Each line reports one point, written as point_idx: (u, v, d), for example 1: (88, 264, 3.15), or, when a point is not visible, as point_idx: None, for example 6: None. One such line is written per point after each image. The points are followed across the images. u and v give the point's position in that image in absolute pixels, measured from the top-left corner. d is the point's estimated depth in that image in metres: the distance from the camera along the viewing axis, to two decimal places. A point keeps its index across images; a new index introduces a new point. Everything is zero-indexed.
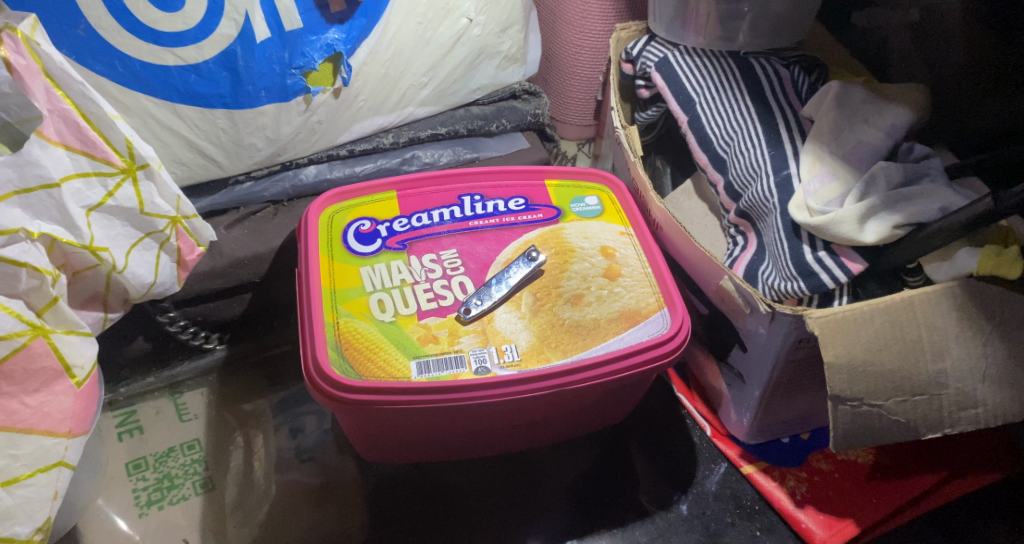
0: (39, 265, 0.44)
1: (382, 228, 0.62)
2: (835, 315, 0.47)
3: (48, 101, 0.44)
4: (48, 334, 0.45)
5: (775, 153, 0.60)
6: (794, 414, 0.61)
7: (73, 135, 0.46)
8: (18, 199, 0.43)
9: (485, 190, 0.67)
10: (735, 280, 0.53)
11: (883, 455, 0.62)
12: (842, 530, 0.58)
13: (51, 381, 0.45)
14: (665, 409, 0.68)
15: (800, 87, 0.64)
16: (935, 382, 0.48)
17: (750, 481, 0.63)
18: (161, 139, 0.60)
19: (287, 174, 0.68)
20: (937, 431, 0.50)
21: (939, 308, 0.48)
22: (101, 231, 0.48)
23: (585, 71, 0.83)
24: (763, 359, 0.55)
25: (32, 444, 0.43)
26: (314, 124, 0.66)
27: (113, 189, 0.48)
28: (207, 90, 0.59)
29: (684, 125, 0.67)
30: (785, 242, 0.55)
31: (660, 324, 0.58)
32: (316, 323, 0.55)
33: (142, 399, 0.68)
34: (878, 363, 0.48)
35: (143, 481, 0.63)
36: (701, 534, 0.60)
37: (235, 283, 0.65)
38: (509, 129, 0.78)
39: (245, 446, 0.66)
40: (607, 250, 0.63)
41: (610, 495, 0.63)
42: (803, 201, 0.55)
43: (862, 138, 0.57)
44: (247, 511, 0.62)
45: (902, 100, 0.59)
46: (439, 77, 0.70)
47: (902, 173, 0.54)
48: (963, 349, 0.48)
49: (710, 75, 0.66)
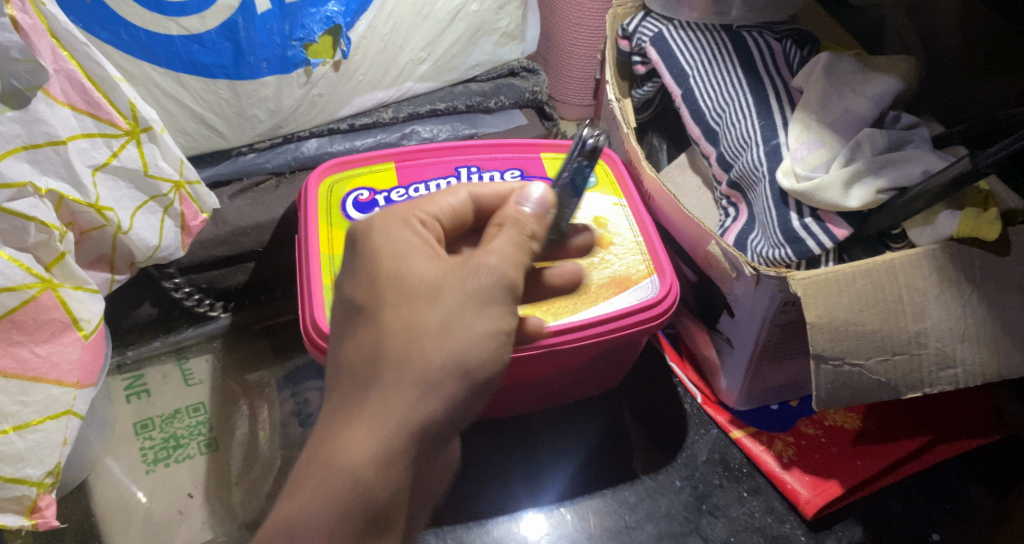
0: (46, 220, 0.46)
1: (380, 197, 0.64)
2: (818, 276, 0.48)
3: (54, 61, 0.46)
4: (56, 288, 0.47)
5: (765, 123, 0.61)
6: (783, 380, 0.62)
7: (78, 96, 0.48)
8: (26, 154, 0.46)
9: (481, 162, 0.68)
10: (722, 245, 0.54)
11: (868, 420, 0.63)
12: (826, 490, 0.59)
13: (60, 332, 0.48)
14: (656, 377, 0.69)
15: (792, 60, 0.64)
16: (915, 341, 0.50)
17: (738, 445, 0.64)
18: (165, 108, 0.62)
19: (288, 147, 0.70)
20: (917, 391, 0.51)
21: (920, 270, 0.49)
22: (106, 192, 0.51)
23: (584, 50, 0.84)
24: (749, 323, 0.56)
25: (43, 393, 0.47)
26: (315, 97, 0.67)
27: (117, 150, 0.51)
28: (210, 60, 0.60)
29: (678, 98, 0.67)
30: (773, 210, 0.56)
31: (649, 289, 0.59)
32: (315, 286, 0.57)
33: (149, 363, 0.70)
34: (859, 323, 0.49)
35: (149, 440, 0.66)
36: (690, 496, 0.62)
37: (238, 252, 0.67)
38: (507, 105, 0.79)
39: (250, 414, 0.68)
40: (600, 220, 0.64)
41: (604, 458, 0.64)
42: (790, 167, 0.56)
43: (850, 106, 0.58)
44: (249, 477, 0.64)
45: (891, 70, 0.60)
46: (437, 52, 0.72)
47: (886, 140, 0.55)
48: (942, 309, 0.49)
49: (703, 49, 0.67)
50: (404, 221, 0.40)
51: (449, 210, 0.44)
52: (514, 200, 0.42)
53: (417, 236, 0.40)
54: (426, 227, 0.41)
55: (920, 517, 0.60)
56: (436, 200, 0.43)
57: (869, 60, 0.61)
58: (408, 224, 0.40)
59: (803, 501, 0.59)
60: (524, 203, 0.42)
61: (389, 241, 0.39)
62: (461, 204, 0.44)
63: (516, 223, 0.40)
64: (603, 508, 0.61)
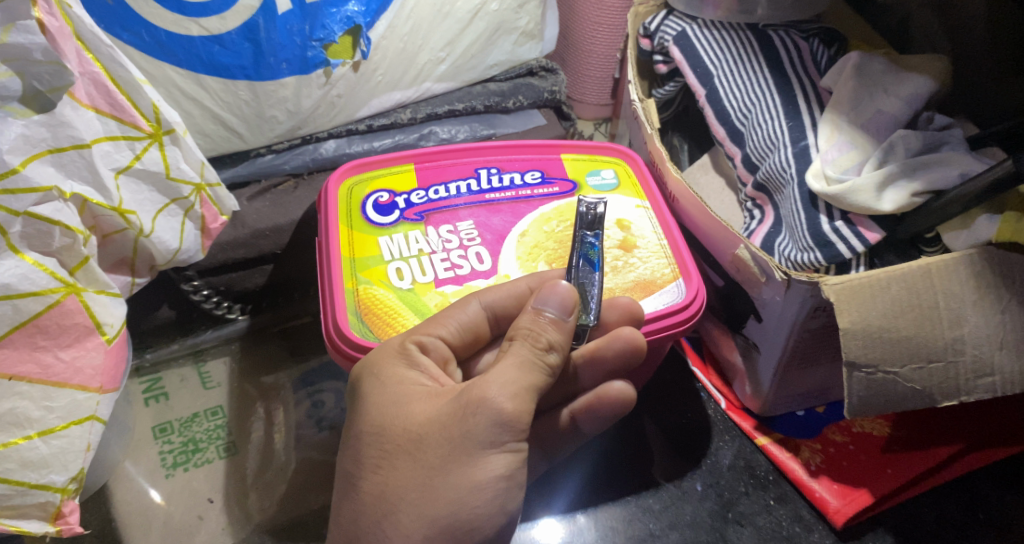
0: (70, 224, 0.46)
1: (400, 199, 0.64)
2: (851, 282, 0.47)
3: (79, 64, 0.46)
4: (79, 292, 0.47)
5: (793, 124, 0.60)
6: (810, 386, 0.61)
7: (102, 99, 0.48)
8: (52, 158, 0.45)
9: (501, 164, 0.67)
10: (751, 249, 0.53)
11: (898, 427, 0.62)
12: (856, 499, 0.58)
13: (84, 337, 0.47)
14: (677, 382, 0.68)
15: (819, 60, 0.63)
16: (952, 348, 0.48)
17: (764, 452, 0.63)
18: (185, 109, 0.61)
19: (307, 148, 0.69)
20: (953, 399, 0.49)
21: (957, 275, 0.48)
22: (129, 195, 0.50)
23: (603, 49, 0.83)
24: (778, 329, 0.55)
25: (66, 398, 0.46)
26: (334, 98, 0.67)
27: (140, 153, 0.50)
28: (230, 60, 0.60)
29: (702, 98, 0.66)
30: (802, 213, 0.55)
31: (675, 294, 0.58)
32: (336, 290, 0.56)
33: (167, 366, 0.70)
34: (894, 329, 0.48)
35: (168, 444, 0.65)
36: (715, 503, 0.61)
37: (257, 254, 0.66)
38: (526, 106, 0.78)
39: (266, 417, 0.68)
40: (623, 222, 0.64)
41: (626, 464, 0.63)
42: (820, 170, 0.55)
43: (881, 107, 0.57)
44: (267, 481, 0.63)
45: (923, 69, 0.58)
46: (456, 52, 0.71)
47: (921, 142, 0.54)
48: (980, 316, 0.48)
49: (728, 48, 0.65)
50: (403, 347, 0.46)
51: (458, 326, 0.48)
52: (531, 309, 0.44)
53: (423, 370, 0.45)
54: (427, 357, 0.46)
55: (950, 527, 0.59)
56: (442, 323, 0.48)
57: (900, 59, 0.60)
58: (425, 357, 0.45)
59: (832, 510, 0.58)
60: (543, 307, 0.44)
61: (392, 372, 0.45)
62: (473, 316, 0.49)
63: (528, 335, 0.43)
64: (626, 516, 0.60)
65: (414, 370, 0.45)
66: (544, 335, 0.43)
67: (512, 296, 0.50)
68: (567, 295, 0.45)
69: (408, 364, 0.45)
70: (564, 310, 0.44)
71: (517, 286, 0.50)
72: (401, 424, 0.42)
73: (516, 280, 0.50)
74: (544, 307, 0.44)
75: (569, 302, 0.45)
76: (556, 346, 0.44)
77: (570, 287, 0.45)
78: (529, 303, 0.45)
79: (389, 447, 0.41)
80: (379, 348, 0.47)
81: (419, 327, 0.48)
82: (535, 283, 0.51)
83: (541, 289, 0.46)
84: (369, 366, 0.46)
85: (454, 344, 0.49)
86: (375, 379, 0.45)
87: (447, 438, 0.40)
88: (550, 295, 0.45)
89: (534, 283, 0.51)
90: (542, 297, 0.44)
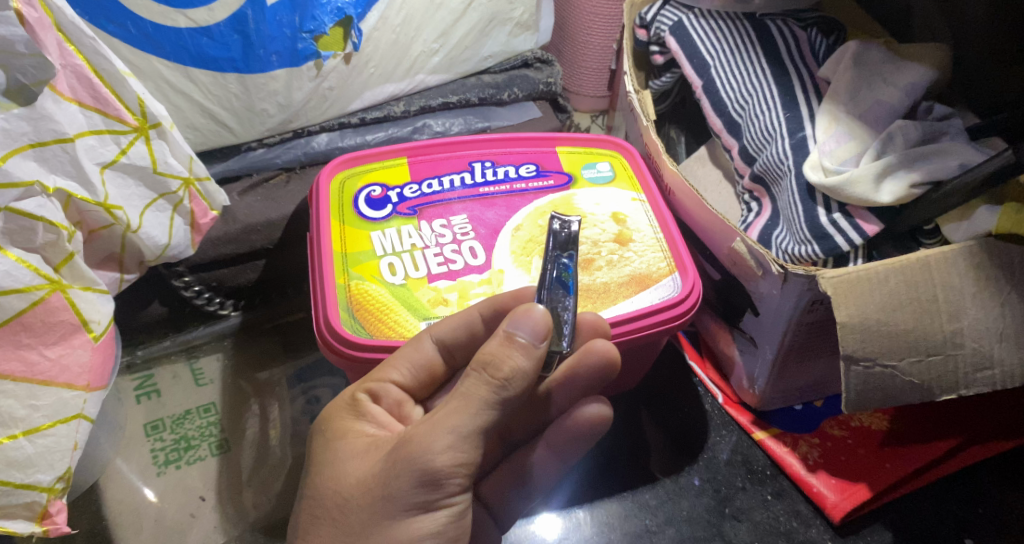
0: (54, 220, 0.45)
1: (393, 194, 0.63)
2: (849, 275, 0.47)
3: (61, 56, 0.45)
4: (64, 290, 0.46)
5: (790, 115, 0.59)
6: (807, 380, 0.61)
7: (85, 92, 0.47)
8: (34, 152, 0.44)
9: (495, 157, 0.66)
10: (748, 242, 0.52)
11: (896, 420, 0.62)
12: (854, 494, 0.58)
13: (70, 334, 0.47)
14: (674, 377, 0.68)
15: (817, 50, 0.62)
16: (951, 342, 0.48)
17: (762, 447, 0.62)
18: (174, 103, 0.60)
19: (298, 142, 0.69)
20: (952, 393, 0.49)
21: (956, 267, 0.47)
22: (115, 190, 0.50)
23: (599, 40, 0.82)
24: (775, 322, 0.54)
25: (52, 396, 0.46)
26: (325, 90, 0.66)
27: (126, 147, 0.50)
28: (219, 53, 0.59)
29: (698, 89, 0.65)
30: (799, 205, 0.54)
31: (670, 288, 0.58)
32: (328, 286, 0.56)
33: (158, 362, 0.69)
34: (892, 323, 0.47)
35: (160, 442, 0.65)
36: (712, 499, 0.60)
37: (248, 249, 0.65)
38: (521, 98, 0.77)
39: (260, 414, 0.67)
40: (619, 215, 0.63)
41: (621, 460, 0.63)
42: (818, 161, 0.55)
43: (880, 97, 0.56)
44: (260, 479, 0.63)
45: (923, 58, 0.57)
46: (450, 43, 0.70)
47: (920, 132, 0.53)
48: (980, 308, 0.47)
49: (725, 38, 0.64)
50: (353, 399, 0.47)
51: (411, 367, 0.48)
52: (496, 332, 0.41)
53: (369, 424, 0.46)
54: (379, 406, 0.47)
55: (949, 521, 0.58)
56: (394, 366, 0.48)
57: (900, 49, 0.59)
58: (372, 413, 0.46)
59: (830, 505, 0.58)
60: (511, 332, 0.41)
61: (341, 425, 0.46)
62: (427, 355, 0.48)
63: (489, 364, 0.40)
64: (622, 511, 0.60)
65: (365, 422, 0.46)
66: (507, 361, 0.40)
67: (462, 328, 0.49)
68: (538, 320, 0.41)
69: (358, 416, 0.46)
70: (535, 338, 0.41)
71: (468, 316, 0.49)
72: (325, 483, 0.43)
73: (470, 309, 0.49)
74: (516, 332, 0.41)
75: (540, 329, 0.41)
76: (520, 372, 0.40)
77: (540, 309, 0.42)
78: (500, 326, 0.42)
79: (319, 512, 0.43)
80: (335, 401, 0.48)
81: (373, 372, 0.48)
82: (488, 310, 0.49)
83: (514, 311, 0.42)
84: (324, 420, 0.48)
85: (411, 385, 0.49)
86: (325, 436, 0.47)
87: (370, 501, 0.41)
88: (521, 319, 0.41)
89: (488, 310, 0.49)
90: (514, 321, 0.41)
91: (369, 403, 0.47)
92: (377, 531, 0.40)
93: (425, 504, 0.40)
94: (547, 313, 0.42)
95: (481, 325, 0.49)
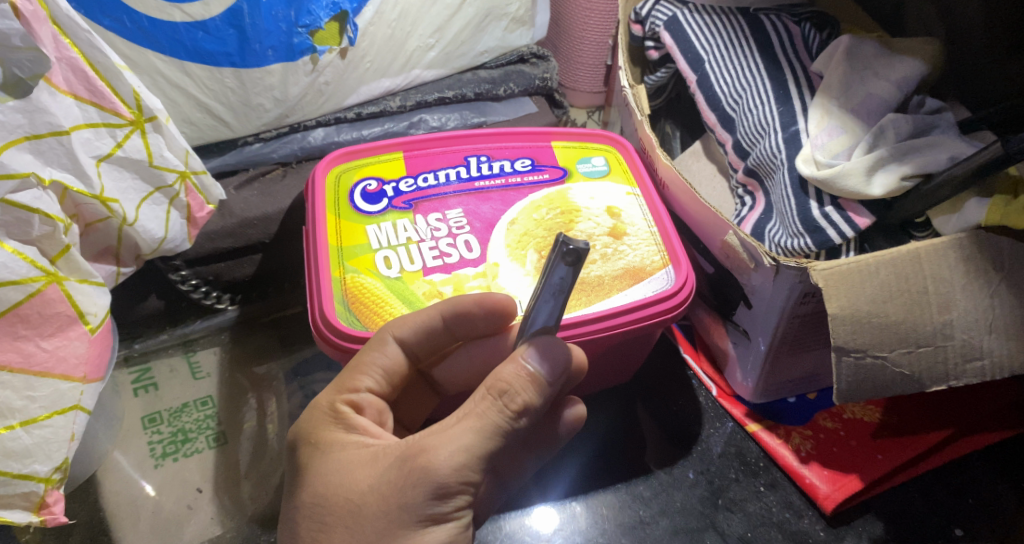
0: (50, 213, 0.46)
1: (388, 188, 0.63)
2: (840, 267, 0.47)
3: (56, 49, 0.45)
4: (61, 282, 0.47)
5: (784, 109, 0.59)
6: (800, 372, 0.61)
7: (81, 85, 0.47)
8: (30, 145, 0.45)
9: (491, 151, 0.67)
10: (740, 235, 0.52)
11: (889, 412, 0.62)
12: (845, 485, 0.58)
13: (67, 326, 0.47)
14: (668, 370, 0.68)
15: (811, 44, 0.63)
16: (941, 333, 0.48)
17: (755, 439, 0.63)
18: (170, 97, 0.61)
19: (295, 137, 0.69)
20: (942, 384, 0.49)
21: (946, 259, 0.48)
22: (111, 183, 0.50)
23: (595, 36, 0.83)
24: (768, 315, 0.54)
25: (49, 387, 0.46)
26: (321, 85, 0.66)
27: (121, 140, 0.50)
28: (215, 47, 0.59)
29: (693, 84, 0.65)
30: (792, 199, 0.55)
31: (664, 281, 0.58)
32: (323, 280, 0.56)
33: (156, 356, 0.70)
34: (883, 315, 0.47)
35: (157, 435, 0.65)
36: (705, 490, 0.61)
37: (245, 243, 0.66)
38: (517, 93, 0.77)
39: (257, 407, 0.67)
40: (613, 209, 0.63)
41: (615, 452, 0.63)
42: (810, 154, 0.55)
43: (872, 91, 0.56)
44: (258, 472, 0.63)
45: (916, 51, 0.58)
46: (445, 38, 0.70)
47: (911, 125, 0.53)
48: (969, 300, 0.48)
49: (719, 33, 0.65)
50: (335, 410, 0.46)
51: (381, 372, 0.47)
52: (515, 359, 0.41)
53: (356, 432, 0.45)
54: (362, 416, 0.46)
55: (941, 512, 0.59)
56: (366, 374, 0.47)
57: (893, 42, 0.59)
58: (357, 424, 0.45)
59: (822, 496, 0.58)
60: (528, 362, 0.41)
61: (330, 439, 0.44)
62: (393, 358, 0.48)
63: (502, 393, 0.40)
64: (617, 503, 0.60)
65: (356, 432, 0.44)
66: (521, 394, 0.41)
67: (423, 330, 0.48)
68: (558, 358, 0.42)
69: (346, 428, 0.45)
70: (549, 372, 0.41)
71: (427, 319, 0.48)
72: (333, 491, 0.41)
73: (428, 311, 0.48)
74: (534, 361, 0.41)
75: (556, 365, 0.42)
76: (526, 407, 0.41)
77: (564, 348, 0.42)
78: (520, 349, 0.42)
79: (330, 520, 0.41)
80: (314, 417, 0.46)
81: (345, 382, 0.47)
82: (448, 312, 0.48)
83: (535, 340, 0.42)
84: (307, 437, 0.45)
85: (385, 390, 0.48)
86: (315, 449, 0.44)
87: (384, 511, 0.39)
88: (539, 350, 0.42)
89: (448, 310, 0.48)
90: (536, 352, 0.41)
91: (352, 414, 0.46)
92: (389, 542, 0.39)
93: (437, 516, 0.39)
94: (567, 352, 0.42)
95: (441, 326, 0.48)
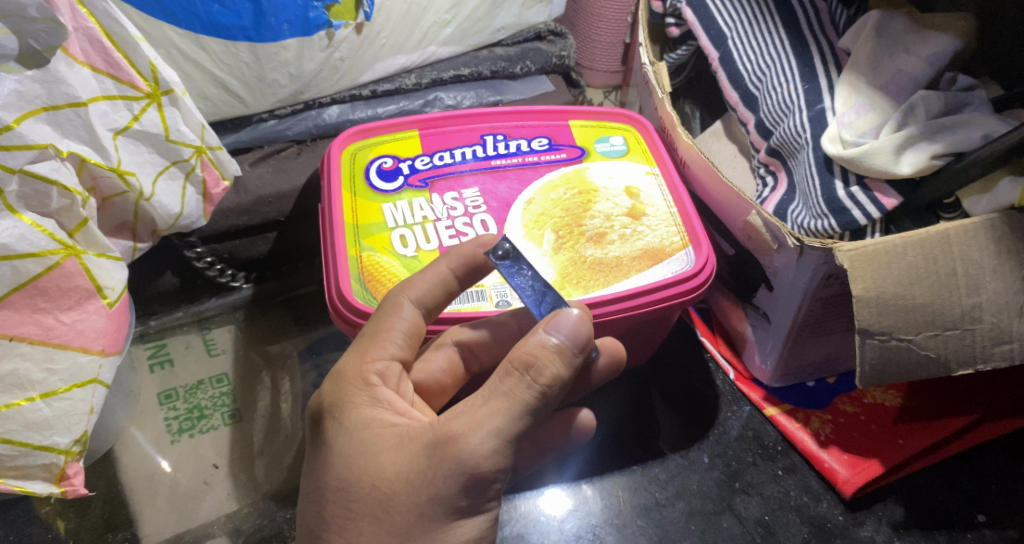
0: (68, 185, 0.45)
1: (404, 165, 0.62)
2: (866, 248, 0.46)
3: (72, 19, 0.45)
4: (79, 255, 0.47)
5: (809, 87, 0.58)
6: (820, 356, 0.60)
7: (97, 56, 0.47)
8: (47, 116, 0.44)
9: (508, 130, 0.66)
10: (763, 215, 0.51)
11: (910, 397, 0.61)
12: (866, 469, 0.58)
13: (84, 300, 0.47)
14: (686, 353, 0.68)
15: (838, 20, 0.61)
16: (969, 316, 0.47)
17: (773, 423, 0.62)
18: (185, 72, 0.60)
19: (310, 114, 0.68)
20: (969, 368, 0.48)
21: (976, 241, 0.47)
22: (128, 156, 0.50)
23: (614, 13, 0.81)
24: (789, 297, 0.54)
25: (68, 360, 0.46)
26: (337, 61, 0.65)
27: (138, 114, 0.50)
28: (230, 21, 0.58)
29: (714, 61, 0.64)
30: (816, 178, 0.54)
31: (684, 262, 0.57)
32: (340, 258, 0.56)
33: (171, 333, 0.70)
34: (910, 296, 0.46)
35: (173, 411, 0.65)
36: (722, 473, 0.60)
37: (260, 221, 0.65)
38: (533, 71, 0.76)
39: (272, 386, 0.67)
40: (632, 190, 0.62)
41: (632, 433, 0.63)
42: (836, 133, 0.54)
43: (901, 68, 0.55)
44: (273, 449, 0.63)
45: (948, 26, 0.56)
46: (462, 15, 0.69)
47: (943, 103, 0.52)
48: (1000, 282, 0.47)
49: (742, 9, 0.63)
50: (363, 379, 0.45)
51: (403, 336, 0.47)
52: (539, 331, 0.41)
53: (379, 404, 0.44)
54: (388, 387, 0.45)
55: (963, 498, 0.58)
56: (387, 340, 0.47)
57: (923, 18, 0.57)
58: (377, 397, 0.44)
59: (842, 481, 0.57)
60: (552, 334, 0.40)
61: (356, 418, 0.43)
62: (411, 319, 0.47)
63: (529, 363, 0.39)
64: (632, 485, 0.60)
65: (382, 408, 0.44)
66: (549, 367, 0.39)
67: (437, 286, 0.48)
68: (578, 329, 0.41)
69: (374, 403, 0.44)
70: (576, 340, 0.41)
71: (437, 272, 0.48)
72: (359, 477, 0.41)
73: (435, 266, 0.48)
74: (554, 333, 0.40)
75: (582, 331, 0.41)
76: (555, 381, 0.40)
77: (579, 314, 0.41)
78: (540, 325, 0.41)
79: (348, 515, 0.40)
80: (339, 386, 0.45)
81: (367, 351, 0.46)
82: (457, 265, 0.48)
83: (552, 314, 0.42)
84: (330, 411, 0.44)
85: (409, 355, 0.48)
86: (340, 422, 0.44)
87: (413, 508, 0.39)
88: (562, 321, 0.41)
89: (456, 264, 0.48)
90: (555, 324, 0.41)
91: (378, 385, 0.45)
92: (395, 525, 0.39)
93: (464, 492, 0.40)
94: (584, 315, 0.42)
95: (453, 282, 0.49)
